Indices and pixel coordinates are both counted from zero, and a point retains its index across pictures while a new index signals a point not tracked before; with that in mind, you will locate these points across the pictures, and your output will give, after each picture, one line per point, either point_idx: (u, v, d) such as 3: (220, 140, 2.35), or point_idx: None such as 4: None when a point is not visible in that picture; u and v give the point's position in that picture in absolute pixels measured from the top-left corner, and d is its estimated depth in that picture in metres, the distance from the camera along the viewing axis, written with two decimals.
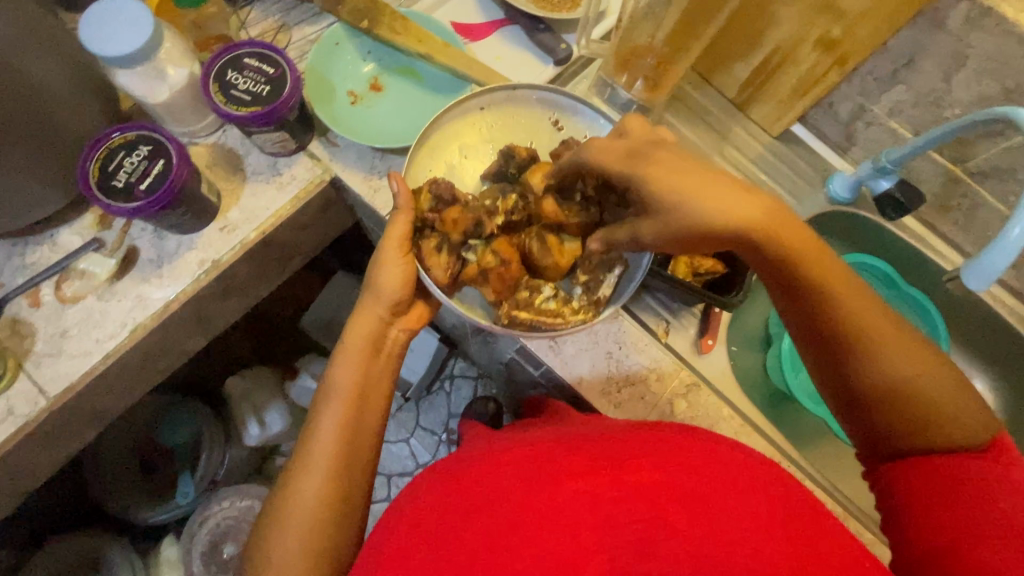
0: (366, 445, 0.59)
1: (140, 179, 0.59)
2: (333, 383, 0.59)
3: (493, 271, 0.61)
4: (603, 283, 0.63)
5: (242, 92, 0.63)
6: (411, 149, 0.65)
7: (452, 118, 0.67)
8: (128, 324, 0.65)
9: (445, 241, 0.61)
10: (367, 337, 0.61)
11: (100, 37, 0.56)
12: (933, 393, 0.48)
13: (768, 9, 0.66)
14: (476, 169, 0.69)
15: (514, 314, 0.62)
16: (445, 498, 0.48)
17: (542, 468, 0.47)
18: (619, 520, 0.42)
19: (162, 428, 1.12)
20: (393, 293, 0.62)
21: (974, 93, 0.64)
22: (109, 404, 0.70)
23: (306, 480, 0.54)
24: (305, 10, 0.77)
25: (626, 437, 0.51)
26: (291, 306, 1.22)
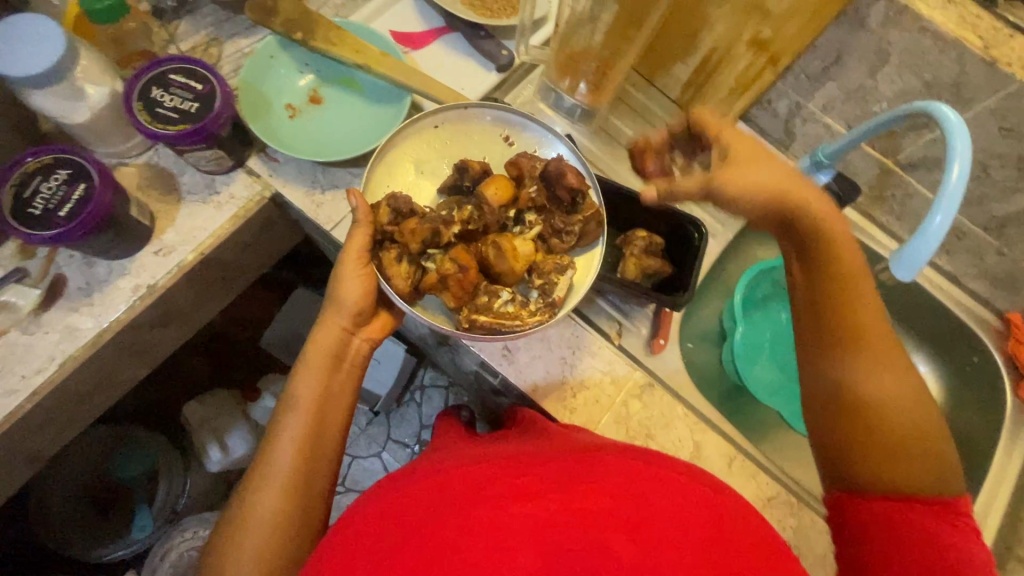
0: (326, 458, 0.57)
1: (59, 205, 0.56)
2: (293, 395, 0.58)
3: (451, 278, 0.58)
4: (559, 285, 0.61)
5: (167, 110, 0.60)
6: (368, 167, 0.63)
7: (407, 134, 0.66)
8: (56, 357, 0.62)
9: (403, 248, 0.59)
10: (329, 352, 0.60)
11: (5, 55, 0.53)
12: (914, 432, 0.52)
13: (701, 11, 0.68)
14: (429, 184, 0.67)
15: (474, 318, 0.58)
16: (382, 519, 0.45)
17: (488, 487, 0.45)
18: (561, 548, 0.39)
19: (115, 460, 1.07)
20: (355, 302, 0.60)
21: (898, 88, 0.67)
22: (41, 441, 0.66)
23: (264, 494, 0.53)
24: (238, 23, 0.75)
25: (583, 459, 0.49)
26: (250, 326, 1.19)
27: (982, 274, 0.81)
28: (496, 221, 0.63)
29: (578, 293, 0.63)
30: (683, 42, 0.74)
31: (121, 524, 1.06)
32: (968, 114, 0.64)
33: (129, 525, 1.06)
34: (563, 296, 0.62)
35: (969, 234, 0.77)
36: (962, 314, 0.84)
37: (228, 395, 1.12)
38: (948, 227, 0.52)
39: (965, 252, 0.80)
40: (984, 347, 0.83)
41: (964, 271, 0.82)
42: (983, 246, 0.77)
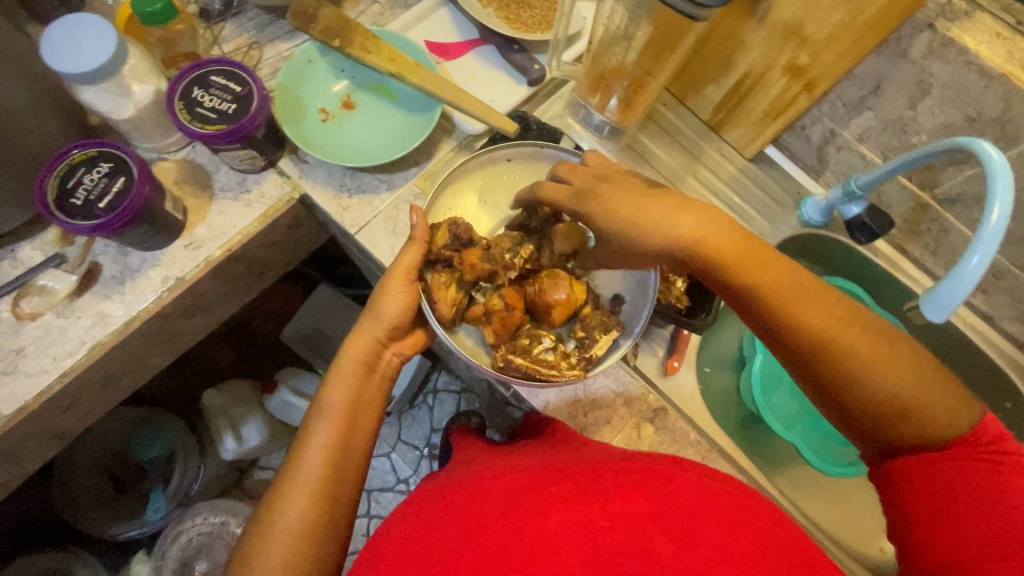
0: (354, 465, 0.56)
1: (99, 197, 0.58)
2: (324, 402, 0.57)
3: (494, 318, 0.58)
4: (600, 344, 0.60)
5: (206, 110, 0.62)
6: (432, 189, 0.65)
7: (476, 163, 0.68)
8: (87, 342, 0.64)
9: (452, 278, 0.60)
10: (363, 360, 0.59)
11: (55, 39, 0.55)
12: (928, 398, 0.47)
13: (737, 35, 0.67)
14: (489, 216, 0.68)
15: (510, 359, 0.59)
16: (428, 524, 0.47)
17: (530, 494, 0.46)
18: (604, 552, 0.40)
19: (134, 443, 1.10)
20: (394, 318, 0.60)
21: (939, 121, 0.65)
22: (67, 421, 0.69)
23: (292, 504, 0.52)
24: (279, 27, 0.77)
25: (619, 466, 0.50)
26: (273, 320, 1.21)
27: (1019, 317, 0.78)
28: (551, 266, 0.61)
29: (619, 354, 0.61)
30: (718, 64, 0.73)
31: (137, 504, 1.09)
32: (1011, 152, 0.61)
33: (144, 506, 1.09)
34: (602, 353, 0.61)
35: (1008, 275, 0.74)
36: (996, 357, 0.80)
37: (247, 386, 1.13)
38: (984, 268, 0.50)
39: (1003, 293, 0.77)
40: (1018, 394, 0.79)
41: (1000, 312, 0.79)
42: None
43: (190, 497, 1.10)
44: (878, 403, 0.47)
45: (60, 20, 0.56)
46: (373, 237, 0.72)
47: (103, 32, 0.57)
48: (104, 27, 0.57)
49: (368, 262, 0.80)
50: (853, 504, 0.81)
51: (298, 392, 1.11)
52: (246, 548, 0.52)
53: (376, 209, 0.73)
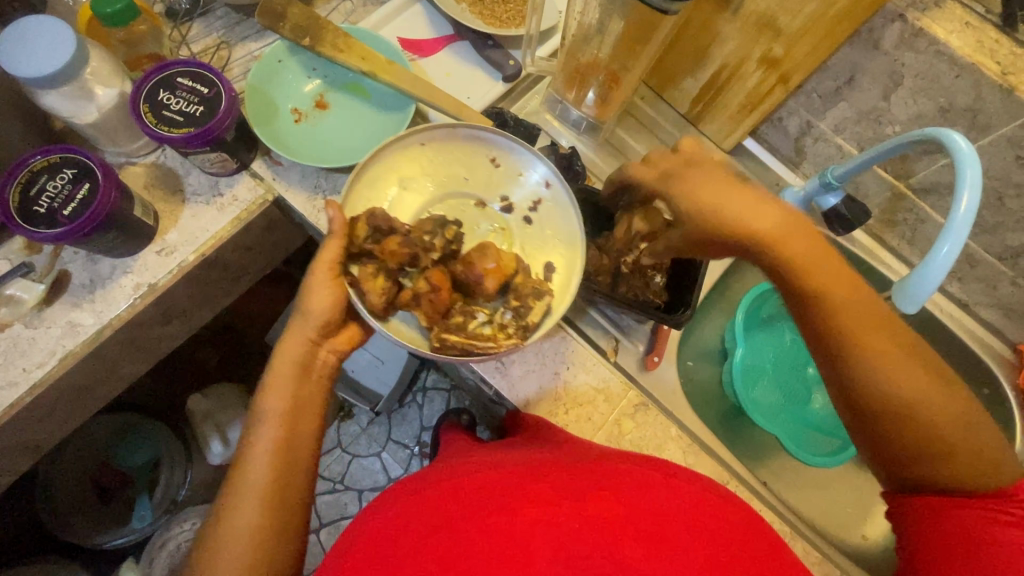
0: (302, 467, 0.56)
1: (63, 204, 0.57)
2: (260, 408, 0.56)
3: (428, 295, 0.57)
4: (535, 309, 0.60)
5: (172, 113, 0.61)
6: (348, 177, 0.60)
7: (393, 150, 0.64)
8: (57, 352, 0.63)
9: (381, 266, 0.57)
10: (295, 361, 0.58)
11: (10, 36, 0.54)
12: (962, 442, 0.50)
13: (711, 28, 0.67)
14: (411, 201, 0.65)
15: (444, 337, 0.57)
16: (400, 522, 0.46)
17: (503, 492, 0.46)
18: (575, 553, 0.40)
19: (117, 451, 1.09)
20: (323, 314, 0.57)
21: (912, 112, 0.65)
22: (42, 433, 0.68)
23: (240, 512, 0.52)
24: (249, 26, 0.76)
25: (595, 466, 0.50)
26: (256, 323, 1.20)
27: (995, 303, 0.79)
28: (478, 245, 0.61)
29: (555, 317, 0.61)
30: (694, 57, 0.73)
31: (122, 512, 1.08)
32: (983, 140, 0.62)
33: (130, 513, 1.08)
34: (538, 320, 0.61)
35: (983, 263, 0.75)
36: (973, 343, 0.81)
37: (231, 390, 1.12)
38: (957, 255, 0.50)
39: (978, 281, 0.78)
40: (995, 379, 0.80)
41: (976, 299, 0.80)
42: (998, 276, 0.75)
43: (176, 503, 1.09)
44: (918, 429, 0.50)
45: (23, 17, 0.54)
46: None
47: (59, 44, 0.55)
48: (65, 40, 0.55)
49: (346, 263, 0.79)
50: (836, 493, 0.82)
51: None
52: (202, 555, 0.52)
53: None
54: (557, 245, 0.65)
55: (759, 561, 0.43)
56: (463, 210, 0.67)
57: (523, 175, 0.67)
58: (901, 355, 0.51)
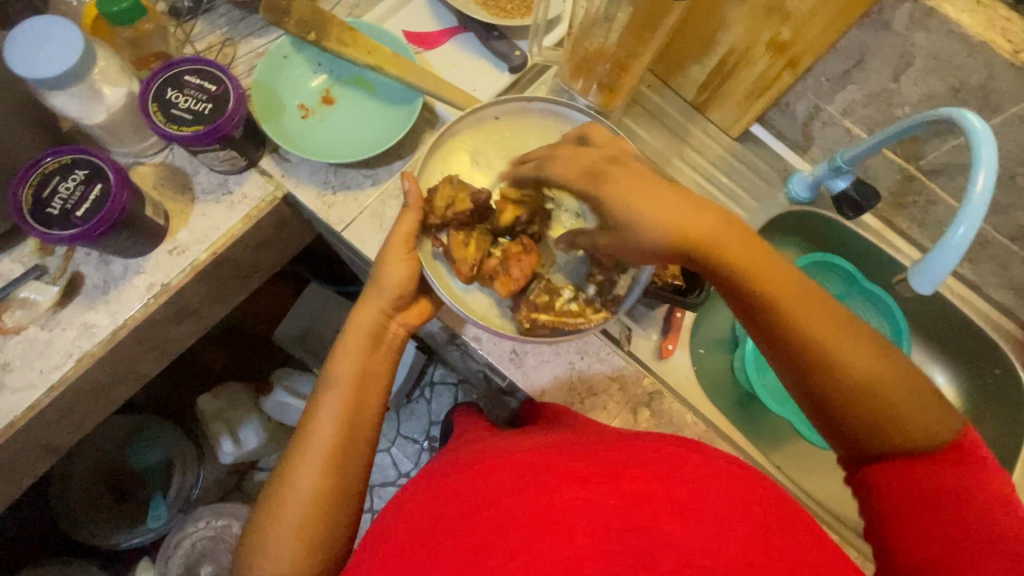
0: (363, 438, 0.56)
1: (76, 205, 0.57)
2: (331, 373, 0.57)
3: (512, 275, 0.58)
4: (619, 283, 0.61)
5: (181, 112, 0.60)
6: (420, 155, 0.63)
7: (466, 124, 0.66)
8: (73, 354, 0.63)
9: (471, 235, 0.59)
10: (368, 332, 0.59)
11: (34, 30, 0.54)
12: (905, 407, 0.45)
13: (719, 12, 0.66)
14: (482, 176, 0.66)
15: (534, 317, 0.58)
16: (436, 507, 0.46)
17: (539, 471, 0.46)
18: (614, 528, 0.40)
19: (132, 450, 1.09)
20: (400, 288, 0.60)
21: (922, 92, 0.65)
22: (61, 433, 0.68)
23: (304, 474, 0.52)
24: (253, 22, 0.75)
25: (629, 446, 0.50)
26: (264, 321, 1.20)
27: (1006, 284, 0.79)
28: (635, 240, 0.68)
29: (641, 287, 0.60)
30: (702, 42, 0.72)
31: (138, 512, 1.08)
32: (995, 119, 0.62)
33: (145, 513, 1.08)
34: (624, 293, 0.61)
35: (994, 243, 0.75)
36: (983, 324, 0.82)
37: (242, 388, 1.13)
38: (972, 237, 0.50)
39: (989, 261, 0.78)
40: (1007, 360, 0.80)
41: (987, 280, 0.80)
42: (1008, 255, 0.75)
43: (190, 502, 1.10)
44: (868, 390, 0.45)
45: (58, 22, 0.54)
46: (360, 233, 0.71)
47: (63, 59, 0.54)
48: (71, 58, 0.54)
49: (356, 258, 0.79)
50: None
51: (293, 392, 1.10)
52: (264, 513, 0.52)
53: (362, 205, 0.72)
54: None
55: (811, 542, 0.42)
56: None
57: None
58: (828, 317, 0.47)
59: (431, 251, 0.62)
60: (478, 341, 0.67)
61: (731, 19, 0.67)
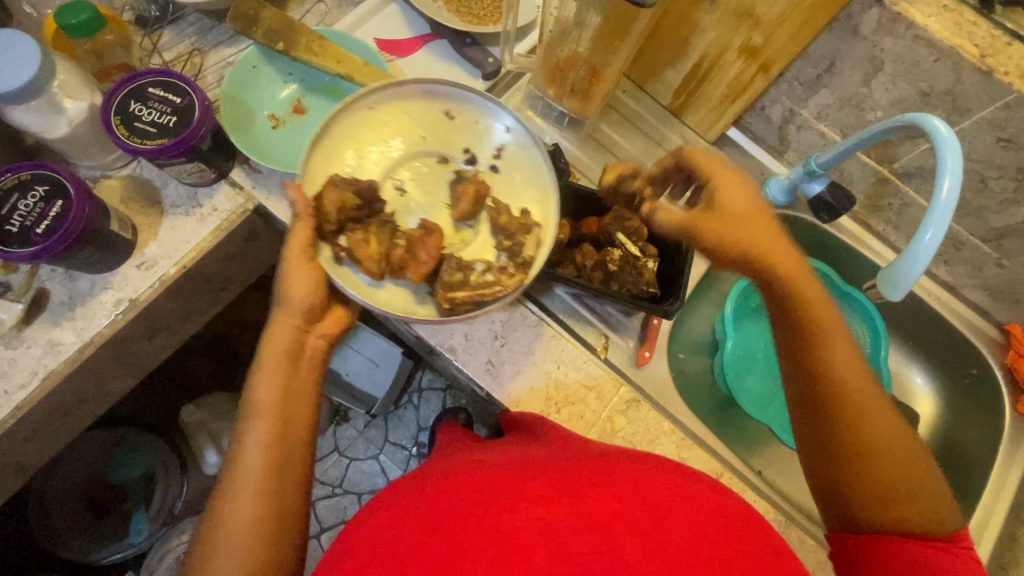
0: (297, 458, 0.55)
1: (36, 222, 0.56)
2: (252, 400, 0.55)
3: (422, 251, 0.59)
4: (527, 242, 0.61)
5: (145, 125, 0.59)
6: (302, 155, 0.59)
7: (347, 117, 0.62)
8: (39, 372, 0.62)
9: (369, 232, 0.60)
10: (284, 350, 0.57)
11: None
12: (896, 474, 0.51)
13: (690, 17, 0.66)
14: (374, 169, 0.63)
15: (453, 295, 0.58)
16: (393, 525, 0.45)
17: (502, 489, 0.46)
18: (575, 552, 0.40)
19: (111, 465, 1.07)
20: (305, 300, 0.57)
21: (893, 96, 0.65)
22: (30, 452, 0.67)
23: (235, 506, 0.51)
24: (222, 31, 0.74)
25: (593, 463, 0.49)
26: (247, 330, 1.19)
27: (982, 285, 0.79)
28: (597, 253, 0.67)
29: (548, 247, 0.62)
30: (675, 48, 0.72)
31: (118, 526, 1.07)
32: (964, 123, 0.62)
33: (127, 527, 1.07)
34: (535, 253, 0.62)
35: (968, 245, 0.75)
36: (960, 325, 0.82)
37: (224, 399, 1.11)
38: (939, 243, 0.50)
39: (965, 263, 0.78)
40: (984, 360, 0.81)
41: (963, 281, 0.81)
42: (982, 257, 0.75)
43: (174, 515, 1.07)
44: (870, 446, 0.52)
45: (15, 36, 0.53)
46: None
47: (20, 75, 0.53)
48: (30, 74, 0.53)
49: None
50: None
51: None
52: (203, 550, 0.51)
53: None
54: (530, 188, 0.65)
55: (745, 550, 0.43)
56: (430, 172, 0.65)
57: (481, 123, 0.66)
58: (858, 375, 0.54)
59: (332, 257, 0.60)
60: (453, 352, 0.67)
61: (702, 25, 0.67)
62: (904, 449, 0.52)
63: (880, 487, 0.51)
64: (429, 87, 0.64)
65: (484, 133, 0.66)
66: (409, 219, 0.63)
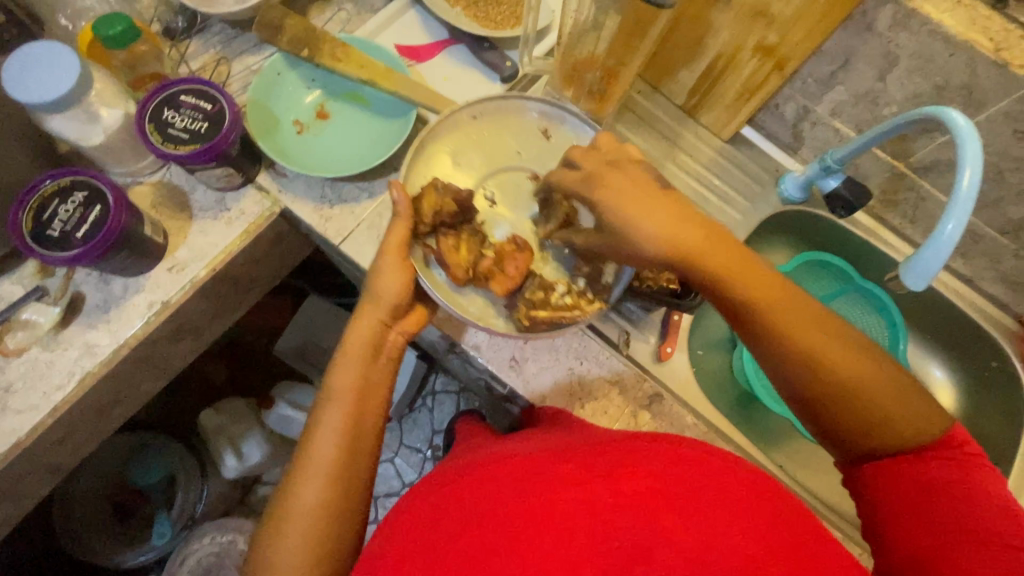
0: (366, 441, 0.56)
1: (76, 227, 0.58)
2: (333, 387, 0.56)
3: (507, 260, 0.62)
4: (606, 270, 0.63)
5: (178, 131, 0.61)
6: (407, 157, 0.63)
7: (450, 125, 0.66)
8: (75, 374, 0.63)
9: (460, 239, 0.62)
10: (368, 343, 0.58)
11: (35, 55, 0.55)
12: (881, 402, 0.47)
13: (706, 18, 0.68)
14: (467, 177, 0.66)
15: (533, 314, 0.61)
16: (434, 512, 0.46)
17: (535, 472, 0.47)
18: (614, 527, 0.41)
19: (135, 468, 1.09)
20: (394, 297, 0.59)
21: (908, 91, 0.65)
22: (64, 453, 0.68)
23: (309, 488, 0.52)
24: (246, 40, 0.76)
25: (623, 444, 0.50)
26: (265, 334, 1.21)
27: (999, 277, 0.79)
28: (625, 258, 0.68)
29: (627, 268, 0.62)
30: (690, 49, 0.74)
31: (141, 530, 1.08)
32: (980, 117, 0.62)
33: (149, 530, 1.08)
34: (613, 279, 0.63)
35: (985, 238, 0.76)
36: (977, 317, 0.82)
37: (244, 403, 1.13)
38: (960, 234, 0.51)
39: (981, 256, 0.78)
40: (1002, 352, 0.81)
41: (980, 274, 0.81)
42: (999, 249, 0.76)
43: (195, 518, 1.09)
44: (845, 390, 0.47)
45: (57, 47, 0.56)
46: (357, 246, 0.72)
47: (61, 83, 0.55)
48: (70, 82, 0.55)
49: (353, 270, 0.79)
50: None
51: (296, 406, 1.11)
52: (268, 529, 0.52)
53: (358, 217, 0.72)
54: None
55: (797, 526, 0.43)
56: (517, 185, 0.68)
57: (574, 146, 0.69)
58: (807, 319, 0.48)
59: (424, 258, 0.62)
60: (477, 350, 0.68)
61: (718, 25, 0.68)
62: (880, 377, 0.48)
63: (866, 423, 0.47)
64: (548, 109, 0.68)
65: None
66: (498, 228, 0.66)
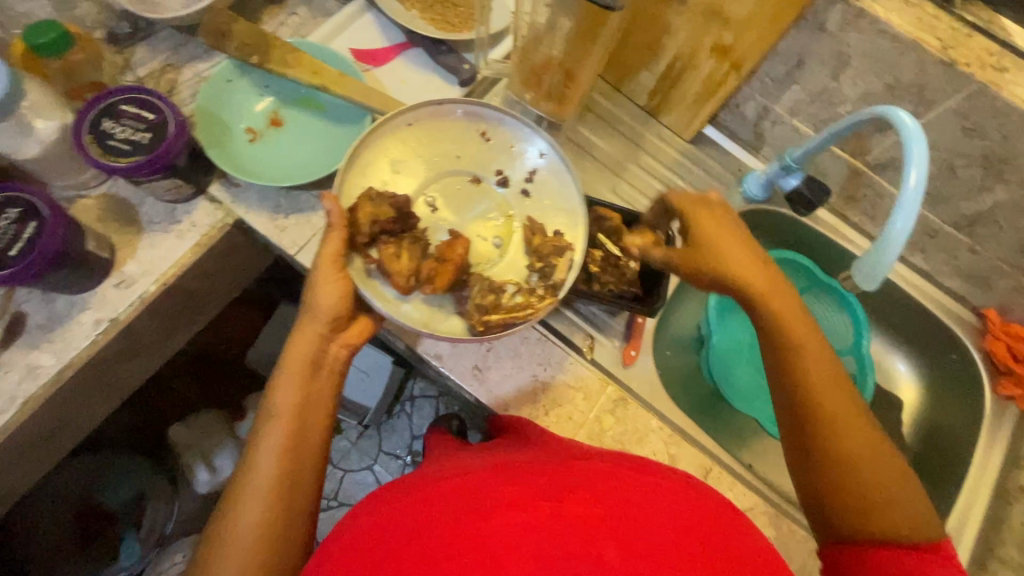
0: (312, 458, 0.55)
1: (10, 244, 0.55)
2: (274, 405, 0.55)
3: (452, 261, 0.59)
4: (559, 267, 0.61)
5: (118, 142, 0.59)
6: (340, 171, 0.60)
7: (382, 133, 0.63)
8: (18, 398, 0.60)
9: (401, 246, 0.59)
10: (306, 358, 0.57)
11: None
12: (872, 483, 0.50)
13: (662, 19, 0.67)
14: (407, 184, 0.64)
15: (487, 318, 0.58)
16: (376, 532, 0.45)
17: (486, 492, 0.45)
18: (554, 553, 0.39)
19: (100, 488, 1.05)
20: (332, 308, 0.57)
21: (861, 90, 0.66)
22: (10, 479, 0.66)
23: (247, 509, 0.51)
24: (195, 46, 0.74)
25: (580, 468, 0.49)
26: (235, 344, 1.18)
27: (956, 271, 0.81)
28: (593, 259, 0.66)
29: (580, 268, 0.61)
30: (648, 50, 0.73)
31: (107, 552, 1.02)
32: (930, 114, 0.63)
33: (116, 552, 1.02)
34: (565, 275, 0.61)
35: (941, 233, 0.77)
36: (937, 311, 0.84)
37: (214, 417, 1.10)
38: (909, 231, 0.51)
39: (939, 250, 0.79)
40: (963, 345, 0.82)
41: (939, 268, 0.82)
42: (955, 244, 0.77)
43: (165, 536, 1.06)
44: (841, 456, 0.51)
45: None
46: (315, 256, 0.70)
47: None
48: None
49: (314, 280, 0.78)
50: None
51: None
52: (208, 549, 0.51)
53: (315, 226, 0.70)
54: (559, 213, 0.65)
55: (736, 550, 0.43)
56: (460, 189, 0.66)
57: (515, 148, 0.66)
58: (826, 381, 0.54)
59: (364, 269, 0.59)
60: (439, 359, 0.66)
61: (674, 25, 0.67)
62: (878, 456, 0.51)
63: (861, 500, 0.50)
64: (479, 111, 0.65)
65: (517, 157, 0.66)
66: (438, 233, 0.64)
